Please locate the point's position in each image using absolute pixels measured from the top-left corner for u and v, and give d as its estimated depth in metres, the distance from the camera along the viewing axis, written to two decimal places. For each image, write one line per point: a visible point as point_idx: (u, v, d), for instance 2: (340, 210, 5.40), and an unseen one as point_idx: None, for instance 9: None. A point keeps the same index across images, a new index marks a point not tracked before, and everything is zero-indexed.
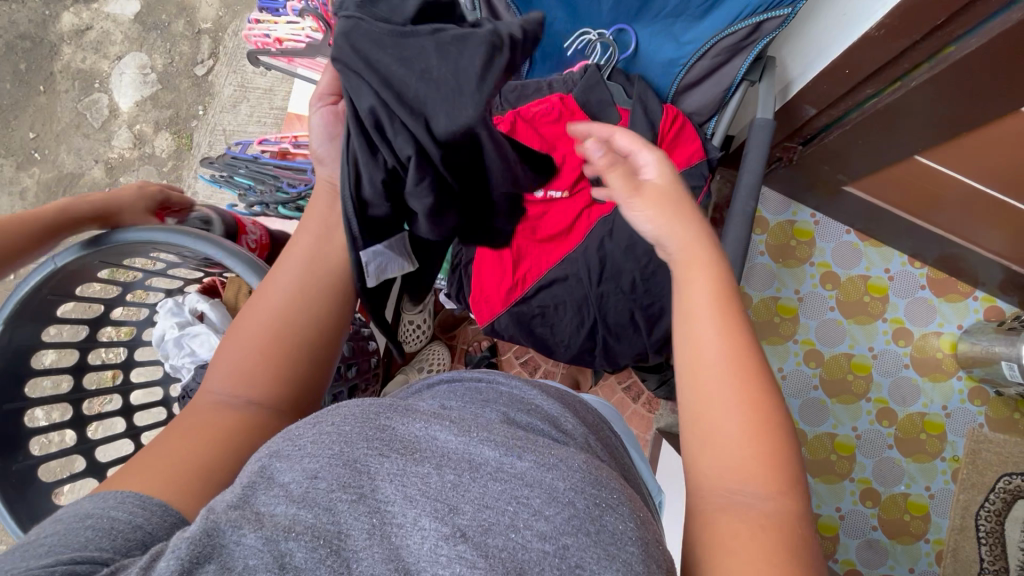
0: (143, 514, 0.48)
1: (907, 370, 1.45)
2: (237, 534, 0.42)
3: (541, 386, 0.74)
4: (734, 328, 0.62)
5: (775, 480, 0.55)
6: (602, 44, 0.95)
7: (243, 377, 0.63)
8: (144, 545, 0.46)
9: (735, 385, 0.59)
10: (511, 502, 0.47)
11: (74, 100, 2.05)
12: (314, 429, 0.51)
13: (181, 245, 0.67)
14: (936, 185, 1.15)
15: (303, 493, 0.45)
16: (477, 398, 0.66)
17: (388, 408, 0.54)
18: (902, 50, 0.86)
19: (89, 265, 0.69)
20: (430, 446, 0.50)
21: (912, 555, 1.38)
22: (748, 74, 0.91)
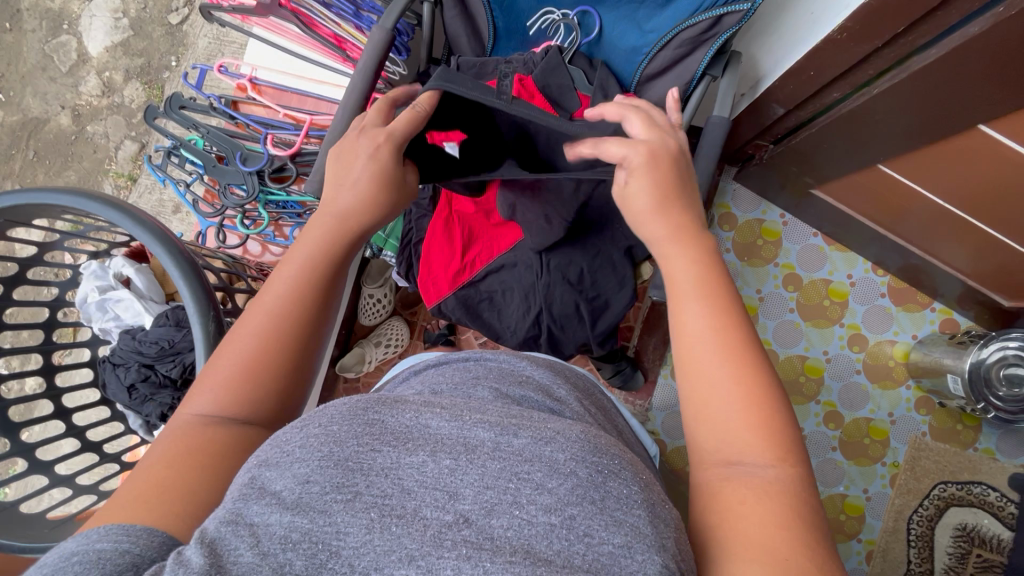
0: (128, 540, 0.46)
1: (859, 375, 1.47)
2: (234, 553, 0.43)
3: (533, 360, 0.75)
4: (720, 305, 0.63)
5: (771, 449, 0.55)
6: (566, 26, 0.93)
7: (235, 394, 0.62)
8: (135, 565, 0.44)
9: (727, 362, 0.59)
10: (512, 479, 0.47)
11: (42, 41, 1.97)
12: (301, 432, 0.51)
13: (88, 210, 0.64)
14: (900, 195, 1.14)
15: (296, 499, 0.45)
16: (466, 375, 0.67)
17: (376, 402, 0.54)
18: (867, 55, 0.84)
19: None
20: (426, 435, 0.51)
21: (844, 553, 1.44)
22: (711, 69, 0.87)
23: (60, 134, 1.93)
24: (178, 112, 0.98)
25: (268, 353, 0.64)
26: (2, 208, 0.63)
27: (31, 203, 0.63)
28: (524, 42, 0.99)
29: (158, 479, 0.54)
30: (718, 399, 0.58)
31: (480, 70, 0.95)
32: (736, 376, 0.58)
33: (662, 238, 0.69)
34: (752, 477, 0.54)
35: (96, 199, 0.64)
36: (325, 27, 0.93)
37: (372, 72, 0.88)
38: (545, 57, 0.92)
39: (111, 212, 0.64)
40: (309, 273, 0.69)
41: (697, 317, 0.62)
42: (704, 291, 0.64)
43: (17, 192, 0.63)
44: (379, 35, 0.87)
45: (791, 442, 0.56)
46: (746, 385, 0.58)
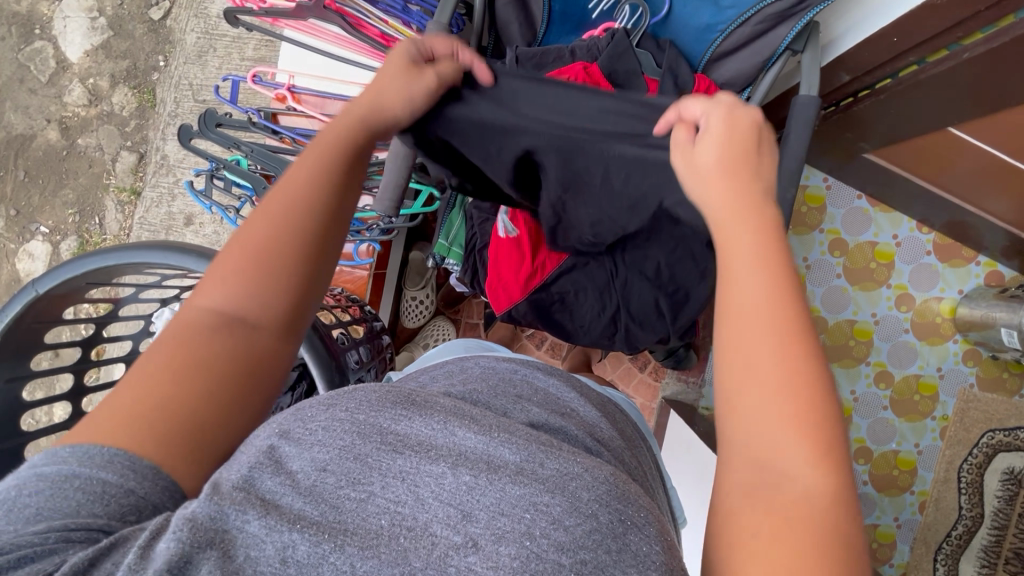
0: (134, 478, 0.43)
1: (906, 334, 1.48)
2: (240, 520, 0.40)
3: (580, 388, 0.65)
4: (774, 269, 0.50)
5: (808, 449, 0.43)
6: (630, 6, 0.87)
7: (248, 297, 0.55)
8: (138, 511, 0.42)
9: (768, 335, 0.47)
10: (528, 509, 0.42)
11: (14, 50, 1.81)
12: (326, 413, 0.48)
13: (185, 266, 0.60)
14: (962, 155, 1.12)
15: (310, 486, 0.43)
16: (509, 391, 0.58)
17: (405, 399, 0.50)
18: (961, 20, 0.79)
19: (78, 288, 0.60)
20: (450, 447, 0.46)
21: (897, 505, 1.49)
22: (793, 44, 0.82)
23: (51, 150, 1.81)
24: (215, 130, 0.91)
25: (281, 261, 0.57)
26: (89, 272, 0.58)
27: (131, 263, 0.59)
28: (581, 25, 0.93)
29: (155, 387, 0.48)
30: (752, 377, 0.46)
31: (539, 60, 0.89)
32: (774, 355, 0.46)
33: (712, 197, 0.56)
34: (773, 482, 0.42)
35: (198, 255, 0.59)
36: (372, 26, 0.86)
37: None
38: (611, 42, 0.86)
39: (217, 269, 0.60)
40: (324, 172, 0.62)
41: (750, 275, 0.50)
42: (758, 254, 0.51)
43: (112, 250, 0.58)
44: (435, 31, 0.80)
45: (834, 437, 0.44)
46: (788, 369, 0.45)
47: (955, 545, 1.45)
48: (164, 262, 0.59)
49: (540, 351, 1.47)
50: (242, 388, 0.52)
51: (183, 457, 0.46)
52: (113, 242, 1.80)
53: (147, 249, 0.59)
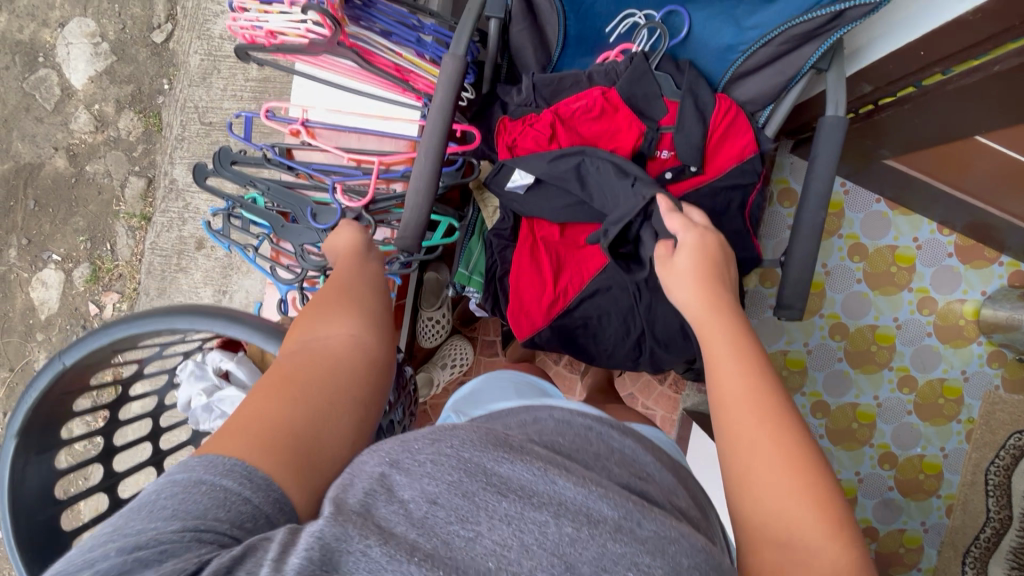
0: (251, 487, 0.45)
1: (930, 337, 1.46)
2: (363, 544, 0.41)
3: (654, 446, 0.63)
4: (748, 358, 0.58)
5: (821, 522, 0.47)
6: (648, 29, 0.85)
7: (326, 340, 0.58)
8: (252, 519, 0.44)
9: (754, 417, 0.53)
10: (630, 568, 0.43)
11: (18, 79, 1.80)
12: (432, 446, 0.50)
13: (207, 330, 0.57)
14: (987, 160, 1.09)
15: (423, 518, 0.44)
16: (589, 449, 0.56)
17: (504, 441, 0.52)
18: (994, 34, 0.75)
19: (102, 360, 0.57)
20: (552, 496, 0.48)
21: (924, 509, 1.49)
22: (818, 62, 0.79)
23: (60, 179, 1.81)
24: (230, 168, 0.90)
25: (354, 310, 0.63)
26: (117, 340, 0.55)
27: (157, 328, 0.56)
28: (597, 47, 0.91)
29: (260, 410, 0.51)
30: (759, 460, 0.51)
31: (557, 87, 0.88)
32: (770, 436, 0.52)
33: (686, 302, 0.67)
34: (801, 559, 0.46)
35: (222, 316, 0.58)
36: (381, 56, 0.83)
37: (449, 107, 0.80)
38: (630, 66, 0.85)
39: (245, 329, 0.59)
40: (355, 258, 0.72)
41: (734, 367, 0.57)
42: (734, 349, 0.59)
43: (135, 317, 0.55)
44: (452, 64, 0.79)
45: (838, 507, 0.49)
46: (786, 453, 0.51)
47: (983, 547, 1.44)
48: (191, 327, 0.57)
49: (559, 366, 1.47)
50: (336, 388, 0.54)
51: (289, 460, 0.48)
52: (126, 269, 1.79)
53: (172, 313, 0.56)
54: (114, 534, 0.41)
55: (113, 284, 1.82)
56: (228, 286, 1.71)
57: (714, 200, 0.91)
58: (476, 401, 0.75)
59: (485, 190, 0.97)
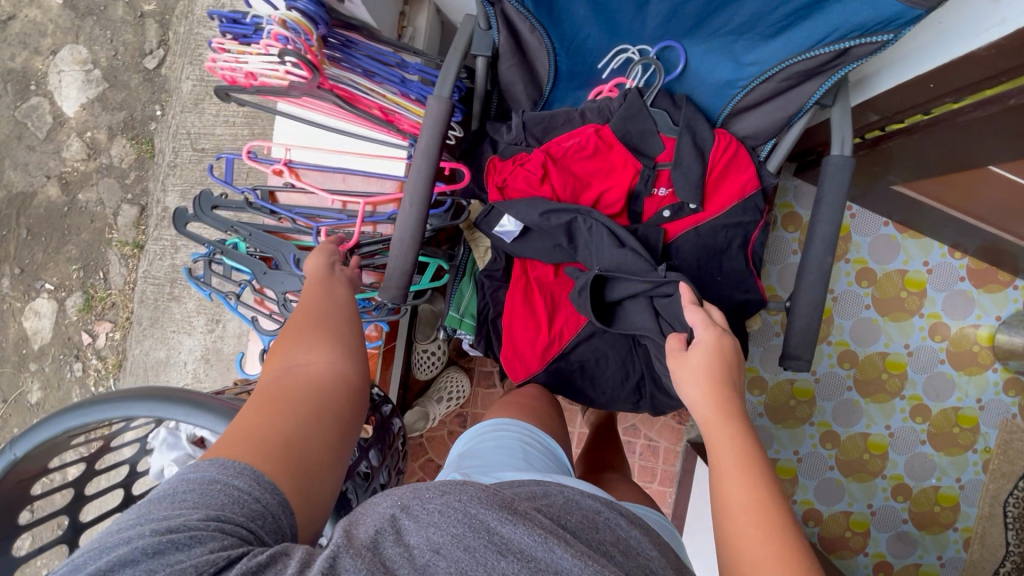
0: (261, 488, 0.43)
1: (942, 364, 1.40)
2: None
3: (662, 546, 0.56)
4: (755, 475, 0.53)
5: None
6: (643, 65, 0.81)
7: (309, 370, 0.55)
8: (261, 518, 0.42)
9: (761, 538, 0.48)
10: None
11: (10, 107, 1.79)
12: (442, 498, 0.46)
13: (169, 416, 0.53)
14: (998, 187, 1.04)
15: (423, 565, 0.41)
16: (592, 534, 0.51)
17: (512, 502, 0.48)
18: (1008, 68, 0.70)
19: (61, 444, 0.54)
20: (550, 566, 0.43)
21: (940, 543, 1.43)
22: (822, 98, 0.75)
23: (53, 207, 1.79)
24: (211, 213, 0.87)
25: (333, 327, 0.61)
26: (74, 427, 0.51)
27: (115, 414, 0.52)
28: (589, 82, 0.87)
29: (255, 419, 0.48)
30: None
31: (549, 125, 0.84)
32: (773, 553, 0.47)
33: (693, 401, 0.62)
34: None
35: (183, 404, 0.53)
36: (365, 97, 0.80)
37: (435, 150, 0.76)
38: (624, 103, 0.82)
39: (209, 419, 0.53)
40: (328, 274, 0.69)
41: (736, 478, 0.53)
42: (739, 455, 0.55)
43: (89, 403, 0.52)
44: (437, 107, 0.76)
45: None
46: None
47: None
48: (149, 414, 0.53)
49: None
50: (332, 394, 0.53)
51: (291, 466, 0.46)
52: (119, 298, 1.77)
53: (135, 397, 0.53)
54: (136, 520, 0.39)
55: (106, 313, 1.79)
56: (221, 315, 1.68)
57: (715, 239, 0.87)
58: (481, 461, 0.69)
59: (475, 231, 0.93)
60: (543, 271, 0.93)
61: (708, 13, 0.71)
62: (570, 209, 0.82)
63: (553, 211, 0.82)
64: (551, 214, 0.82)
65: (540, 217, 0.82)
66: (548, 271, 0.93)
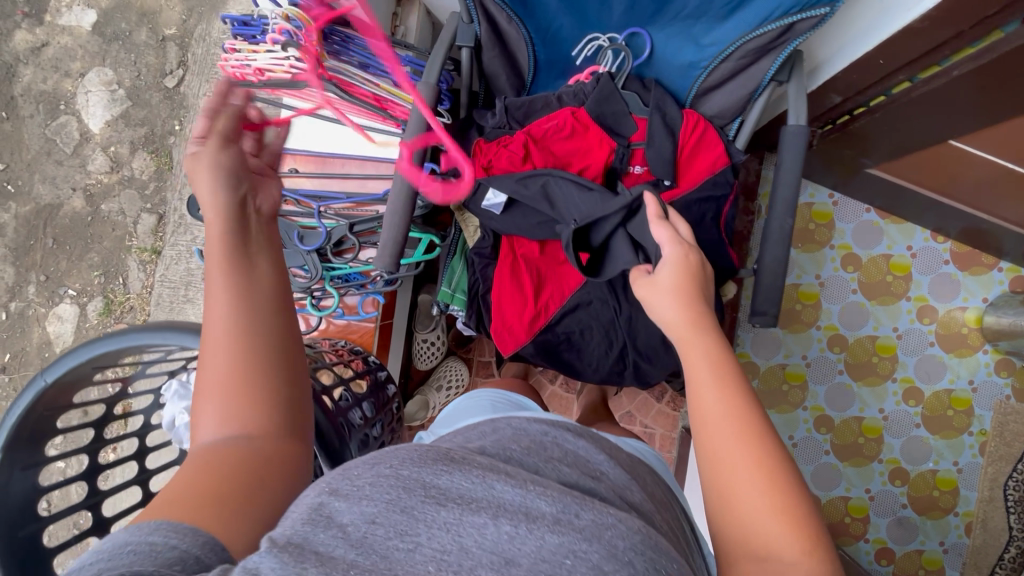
0: (178, 536, 0.43)
1: (932, 347, 1.43)
2: (299, 569, 0.41)
3: (610, 449, 0.66)
4: (731, 389, 0.58)
5: (798, 540, 0.50)
6: (613, 51, 0.88)
7: (233, 416, 0.53)
8: (181, 562, 0.41)
9: (737, 442, 0.55)
10: (568, 556, 0.46)
11: (41, 126, 1.92)
12: (372, 470, 0.51)
13: (181, 344, 0.59)
14: (964, 165, 1.09)
15: (361, 538, 0.45)
16: (542, 452, 0.60)
17: (444, 455, 0.53)
18: (943, 41, 0.77)
19: (85, 376, 0.60)
20: (490, 499, 0.50)
21: (942, 529, 1.43)
22: (777, 74, 0.83)
23: (78, 218, 1.90)
24: None
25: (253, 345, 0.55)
26: (97, 357, 0.57)
27: (133, 344, 0.58)
28: (567, 71, 0.94)
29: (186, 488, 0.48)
30: (739, 481, 0.53)
31: (529, 109, 0.92)
32: (753, 456, 0.54)
33: (670, 321, 0.69)
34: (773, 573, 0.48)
35: (192, 333, 0.59)
36: (361, 87, 0.90)
37: (423, 131, 0.84)
38: (597, 87, 0.89)
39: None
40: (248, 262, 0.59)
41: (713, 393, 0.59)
42: (714, 369, 0.60)
43: (110, 334, 0.58)
44: (425, 91, 0.83)
45: (814, 527, 0.51)
46: (766, 470, 0.53)
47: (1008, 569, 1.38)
48: (163, 343, 0.59)
49: (554, 386, 1.46)
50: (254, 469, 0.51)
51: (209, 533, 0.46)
52: (137, 301, 1.86)
53: (154, 329, 0.59)
54: None
55: (125, 316, 1.88)
56: None
57: (688, 213, 0.92)
58: (451, 421, 0.77)
59: (464, 210, 1.00)
60: (528, 245, 0.98)
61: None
62: (545, 175, 0.88)
63: (527, 177, 0.88)
64: (526, 181, 0.89)
65: (516, 185, 0.89)
66: (533, 245, 0.98)
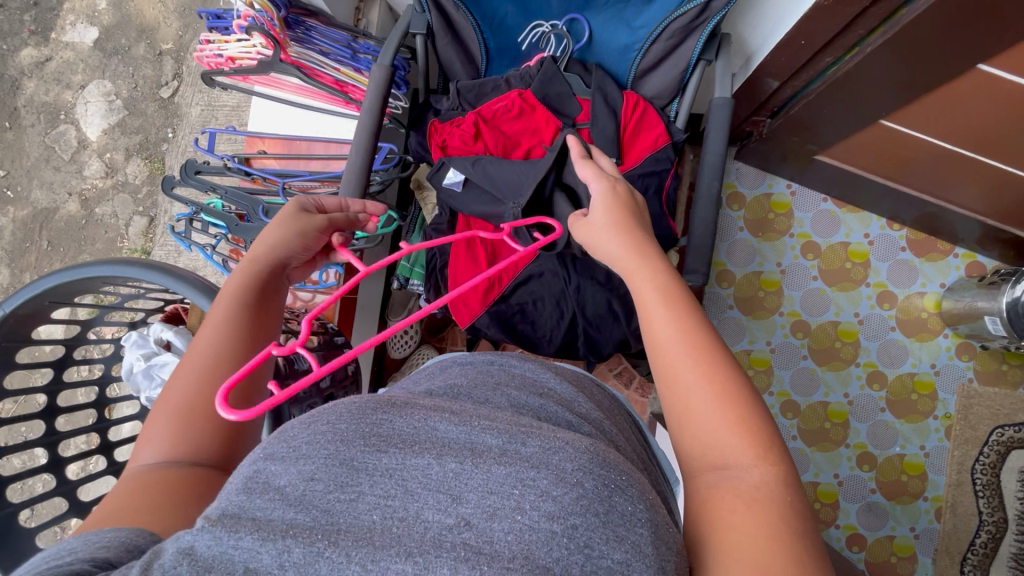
0: (114, 529, 0.46)
1: (893, 332, 1.46)
2: (234, 538, 0.40)
3: (557, 370, 0.70)
4: (681, 315, 0.63)
5: (753, 448, 0.54)
6: (556, 36, 0.96)
7: (183, 436, 0.58)
8: (109, 546, 0.44)
9: (694, 362, 0.59)
10: (516, 486, 0.44)
11: (42, 134, 2.02)
12: (308, 429, 0.48)
13: (129, 276, 0.64)
14: (906, 148, 1.14)
15: (300, 496, 0.43)
16: (486, 380, 0.62)
17: (383, 403, 0.51)
18: (855, 17, 0.86)
19: (43, 308, 0.66)
20: (433, 439, 0.47)
21: (912, 514, 1.42)
22: (704, 53, 0.90)
23: (72, 221, 1.98)
24: (194, 177, 0.99)
25: (218, 374, 0.61)
26: (50, 289, 0.63)
27: (82, 277, 0.63)
28: (517, 58, 1.02)
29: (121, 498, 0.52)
30: (695, 401, 0.57)
31: (479, 91, 0.99)
32: (705, 373, 0.58)
33: (619, 256, 0.72)
34: (733, 479, 0.52)
35: (138, 265, 0.64)
36: (323, 72, 0.96)
37: (378, 106, 0.90)
38: (541, 68, 0.95)
39: (190, 290, 0.66)
40: (244, 301, 0.66)
41: (664, 322, 0.63)
42: (664, 299, 0.65)
43: (63, 269, 0.63)
44: (379, 73, 0.90)
45: (766, 432, 0.55)
46: (718, 385, 0.57)
47: (981, 554, 1.38)
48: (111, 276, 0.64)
49: None
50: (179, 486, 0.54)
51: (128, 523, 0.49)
52: None
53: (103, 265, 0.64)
54: None
55: None
56: None
57: (632, 187, 0.96)
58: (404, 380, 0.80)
59: (425, 186, 1.07)
60: (483, 225, 1.03)
61: None
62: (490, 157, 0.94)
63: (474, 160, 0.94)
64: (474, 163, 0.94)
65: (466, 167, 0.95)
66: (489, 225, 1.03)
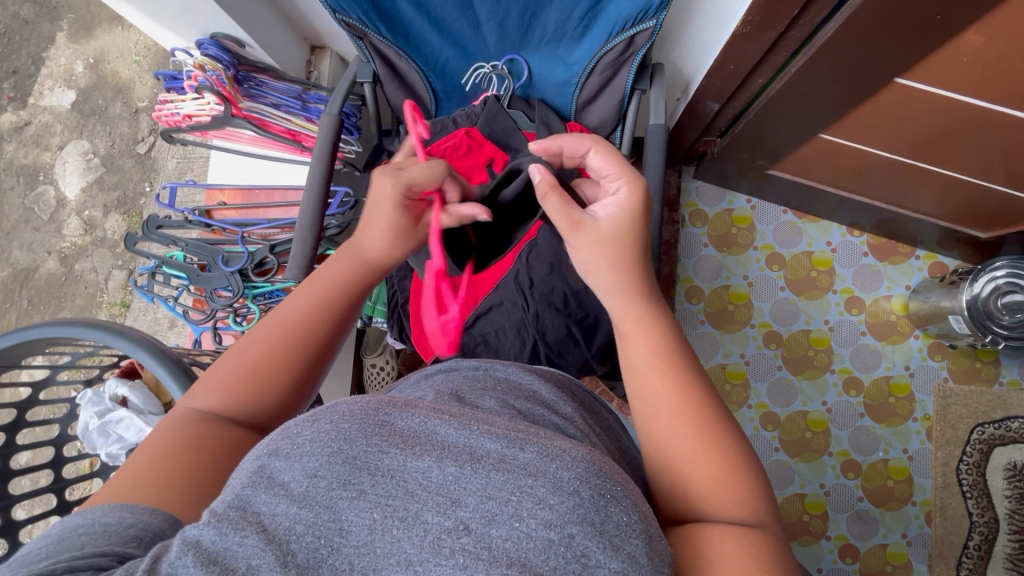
0: (133, 515, 0.49)
1: (865, 337, 1.47)
2: (239, 536, 0.41)
3: (538, 373, 0.72)
4: (676, 378, 0.63)
5: (743, 508, 0.57)
6: (497, 76, 1.00)
7: (239, 404, 0.62)
8: (139, 539, 0.47)
9: (687, 432, 0.60)
10: (514, 491, 0.44)
11: (21, 196, 2.05)
12: (311, 427, 0.48)
13: (71, 336, 0.66)
14: (854, 159, 1.18)
15: (303, 492, 0.43)
16: (475, 385, 0.64)
17: (386, 402, 0.50)
18: (774, 40, 0.91)
19: None
20: (431, 439, 0.47)
21: (902, 520, 1.40)
22: (638, 82, 0.95)
23: (52, 279, 2.00)
24: (156, 232, 1.01)
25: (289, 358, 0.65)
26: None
27: (29, 341, 0.66)
28: (463, 97, 1.05)
29: (154, 462, 0.55)
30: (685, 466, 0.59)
31: (428, 132, 1.01)
32: (700, 443, 0.59)
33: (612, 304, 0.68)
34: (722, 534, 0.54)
35: (78, 323, 0.66)
36: (277, 124, 0.99)
37: (327, 154, 0.92)
38: (485, 107, 0.98)
39: (130, 344, 0.66)
40: (333, 299, 0.69)
41: (659, 393, 0.62)
42: (660, 366, 0.63)
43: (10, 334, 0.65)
44: (327, 121, 0.93)
45: (752, 497, 0.58)
46: (710, 452, 0.59)
47: (975, 557, 1.36)
48: (58, 335, 0.66)
49: None
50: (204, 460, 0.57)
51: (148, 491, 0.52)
52: None
53: (50, 326, 0.66)
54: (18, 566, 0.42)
55: None
56: None
57: None
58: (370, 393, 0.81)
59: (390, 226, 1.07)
60: None
61: (528, 27, 0.91)
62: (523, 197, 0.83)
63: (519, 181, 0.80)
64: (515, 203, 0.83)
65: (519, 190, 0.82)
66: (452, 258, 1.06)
